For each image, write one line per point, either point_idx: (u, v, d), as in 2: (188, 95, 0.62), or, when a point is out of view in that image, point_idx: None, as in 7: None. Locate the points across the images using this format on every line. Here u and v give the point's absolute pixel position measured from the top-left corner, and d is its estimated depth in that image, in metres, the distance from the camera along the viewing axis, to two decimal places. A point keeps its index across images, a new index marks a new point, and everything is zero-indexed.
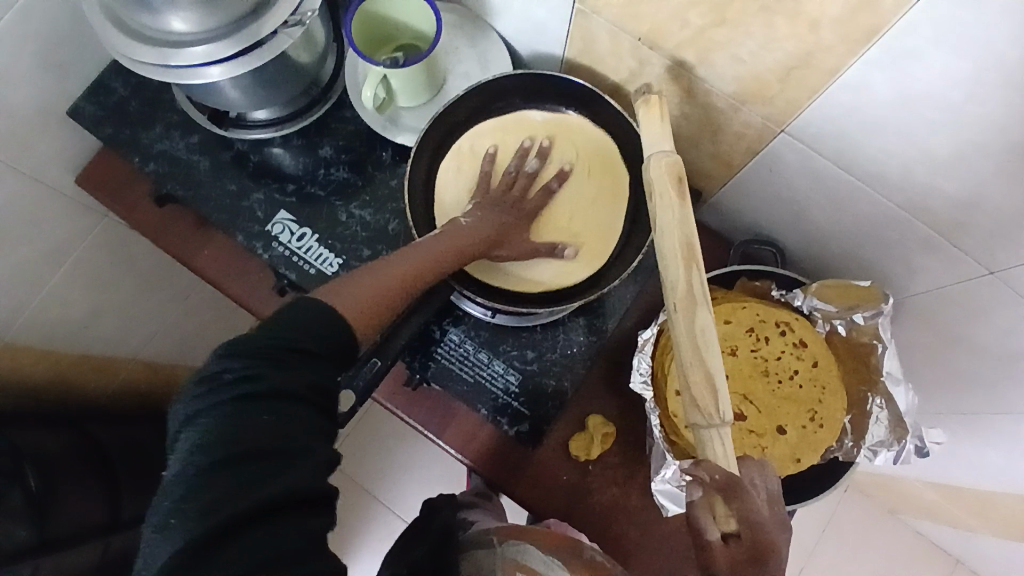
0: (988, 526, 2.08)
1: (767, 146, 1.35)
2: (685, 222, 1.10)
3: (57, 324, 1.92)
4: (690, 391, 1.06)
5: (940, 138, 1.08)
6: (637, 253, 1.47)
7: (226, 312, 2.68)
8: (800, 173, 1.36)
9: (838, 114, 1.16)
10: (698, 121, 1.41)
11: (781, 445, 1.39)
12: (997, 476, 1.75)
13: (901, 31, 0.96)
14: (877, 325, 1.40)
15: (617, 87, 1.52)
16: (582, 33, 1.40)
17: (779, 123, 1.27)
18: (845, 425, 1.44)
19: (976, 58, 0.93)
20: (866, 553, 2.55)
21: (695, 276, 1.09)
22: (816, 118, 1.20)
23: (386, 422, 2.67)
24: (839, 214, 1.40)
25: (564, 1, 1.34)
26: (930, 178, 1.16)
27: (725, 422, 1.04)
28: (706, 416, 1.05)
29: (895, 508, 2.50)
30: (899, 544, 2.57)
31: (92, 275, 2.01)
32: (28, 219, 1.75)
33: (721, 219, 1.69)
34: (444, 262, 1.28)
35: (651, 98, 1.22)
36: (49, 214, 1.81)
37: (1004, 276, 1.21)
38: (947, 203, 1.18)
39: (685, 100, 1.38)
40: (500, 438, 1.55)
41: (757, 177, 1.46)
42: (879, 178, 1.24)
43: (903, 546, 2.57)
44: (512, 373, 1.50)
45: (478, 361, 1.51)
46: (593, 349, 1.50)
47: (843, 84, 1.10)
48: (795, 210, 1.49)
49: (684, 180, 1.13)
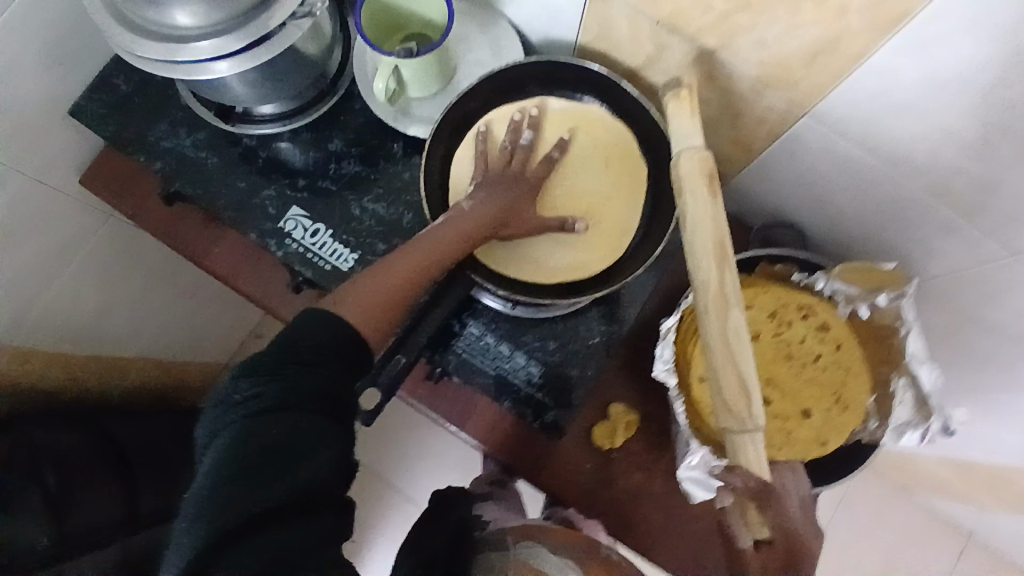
0: (1004, 503, 2.09)
1: (788, 130, 1.33)
2: (716, 217, 1.09)
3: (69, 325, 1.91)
4: (722, 396, 1.05)
5: (969, 121, 1.07)
6: (656, 242, 1.46)
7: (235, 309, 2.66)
8: (822, 156, 1.34)
9: (863, 96, 1.14)
10: (717, 105, 1.39)
11: (805, 429, 1.39)
12: (1016, 453, 1.76)
13: (932, 11, 0.94)
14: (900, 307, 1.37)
15: (633, 72, 1.49)
16: (598, 18, 1.38)
17: (802, 106, 1.25)
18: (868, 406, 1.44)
19: (1013, 37, 0.91)
20: (880, 530, 2.57)
21: (727, 275, 1.07)
22: (841, 100, 1.18)
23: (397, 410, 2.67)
24: (861, 197, 1.39)
25: None
26: (957, 160, 1.14)
27: (759, 428, 1.04)
28: (739, 421, 1.06)
29: (909, 485, 2.52)
30: (912, 521, 2.58)
31: (101, 275, 2.00)
32: (35, 221, 1.73)
33: (738, 204, 1.67)
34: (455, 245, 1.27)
35: (680, 90, 1.24)
36: (55, 216, 1.79)
37: None
38: (973, 185, 1.16)
39: (704, 84, 1.36)
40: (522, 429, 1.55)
41: (777, 161, 1.45)
42: (902, 159, 1.22)
43: (917, 523, 2.58)
44: (534, 363, 1.49)
45: (500, 353, 1.50)
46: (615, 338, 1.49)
47: (870, 67, 1.08)
48: (816, 193, 1.47)
49: (714, 175, 1.12)
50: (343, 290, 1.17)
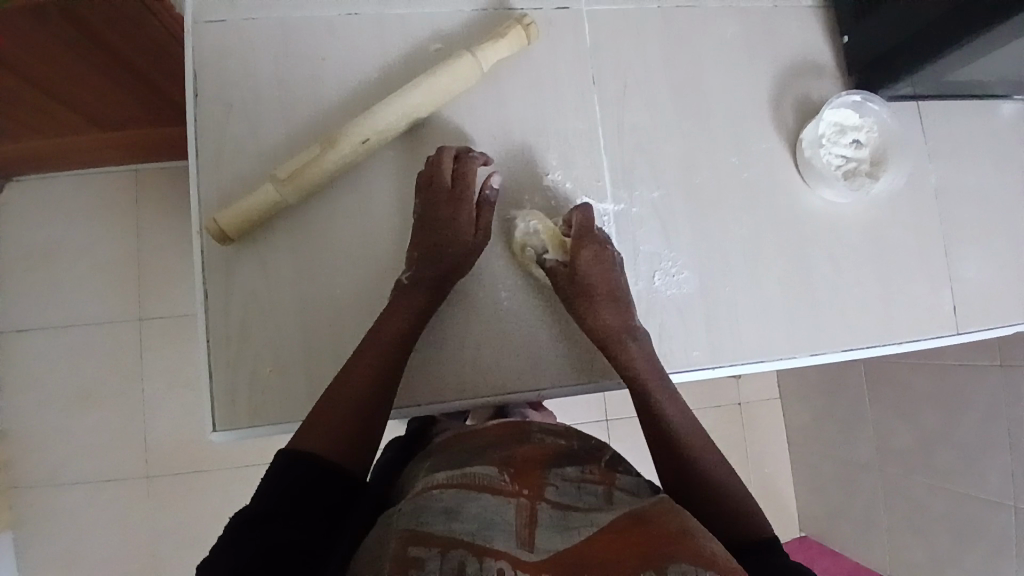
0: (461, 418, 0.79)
1: (350, 98, 0.62)
2: (491, 124, 0.65)
3: (157, 443, 1.08)
4: (376, 125, 0.59)
5: (374, 286, 0.61)
6: (361, 379, 0.54)
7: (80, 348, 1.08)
8: (270, 389, 0.59)
9: (312, 157, 0.58)
10: (328, 111, 0.62)
11: (267, 204, 0.58)
12: None
13: (334, 302, 0.60)
14: (357, 123, 0.59)
15: (247, 384, 0.59)
16: (225, 392, 0.58)
17: (385, 234, 0.62)
18: (354, 122, 0.59)
19: (351, 306, 0.61)
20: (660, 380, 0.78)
21: (444, 79, 0.60)
22: (356, 125, 0.59)
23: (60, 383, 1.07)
24: (333, 134, 0.59)
25: (218, 429, 0.57)
26: (368, 258, 0.61)
27: (392, 98, 0.60)
28: (388, 104, 0.59)
29: None
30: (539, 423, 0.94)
31: (170, 370, 1.09)
32: (47, 493, 1.05)
33: (36, 367, 1.06)
34: (339, 524, 0.48)
35: (215, 218, 0.57)
36: (36, 470, 1.05)
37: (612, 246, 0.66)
38: (498, 256, 0.64)
39: (235, 372, 0.58)
40: (318, 109, 0.62)
41: (396, 207, 0.62)
42: (359, 294, 0.61)
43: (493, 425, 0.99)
44: (502, 524, 0.42)
45: (487, 512, 0.42)
46: (542, 483, 0.47)
47: (306, 162, 0.58)
48: (327, 278, 0.61)
49: (533, 28, 0.63)
50: (341, 374, 0.54)
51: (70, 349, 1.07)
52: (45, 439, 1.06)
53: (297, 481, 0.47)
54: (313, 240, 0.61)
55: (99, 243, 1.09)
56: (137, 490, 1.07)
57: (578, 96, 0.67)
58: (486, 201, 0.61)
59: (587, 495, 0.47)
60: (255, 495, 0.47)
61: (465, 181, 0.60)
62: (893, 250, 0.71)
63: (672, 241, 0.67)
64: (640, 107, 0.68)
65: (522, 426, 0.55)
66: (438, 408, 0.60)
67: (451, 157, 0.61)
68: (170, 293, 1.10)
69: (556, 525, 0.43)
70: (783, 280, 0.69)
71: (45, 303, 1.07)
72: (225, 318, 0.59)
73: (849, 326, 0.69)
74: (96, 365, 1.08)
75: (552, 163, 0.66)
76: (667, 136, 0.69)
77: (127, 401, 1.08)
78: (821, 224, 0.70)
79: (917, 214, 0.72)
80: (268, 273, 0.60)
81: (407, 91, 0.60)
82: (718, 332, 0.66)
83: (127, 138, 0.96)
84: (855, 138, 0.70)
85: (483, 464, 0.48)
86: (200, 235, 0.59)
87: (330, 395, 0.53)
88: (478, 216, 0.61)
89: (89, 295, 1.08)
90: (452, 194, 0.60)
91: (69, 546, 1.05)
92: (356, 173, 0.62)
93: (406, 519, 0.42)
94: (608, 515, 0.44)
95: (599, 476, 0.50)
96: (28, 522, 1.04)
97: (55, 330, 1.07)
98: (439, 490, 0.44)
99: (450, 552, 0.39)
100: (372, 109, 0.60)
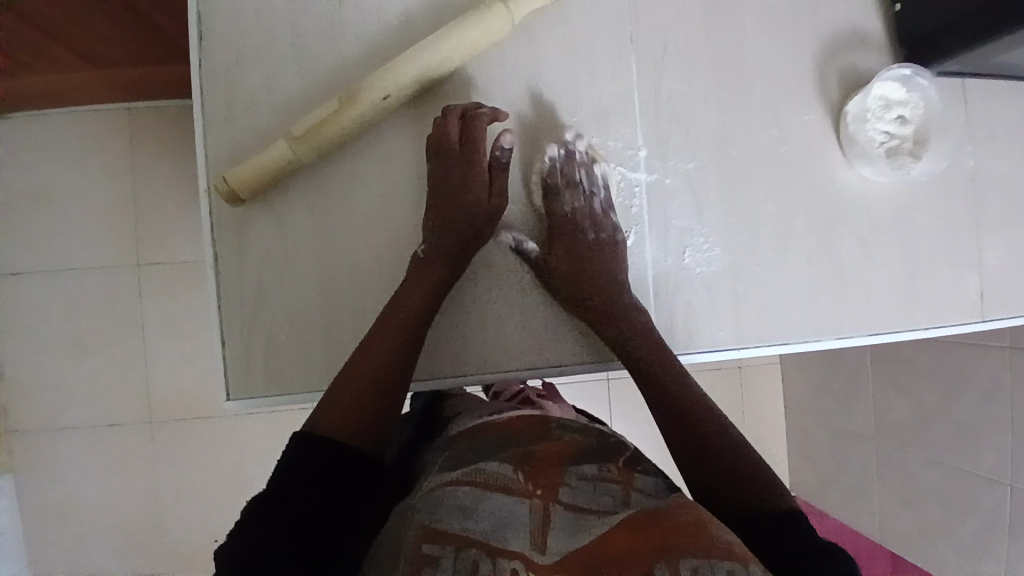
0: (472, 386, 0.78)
1: (369, 49, 0.57)
2: (520, 83, 0.61)
3: (157, 395, 1.07)
4: (397, 80, 0.54)
5: (393, 254, 0.58)
6: (379, 352, 0.52)
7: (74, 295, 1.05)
8: (284, 357, 0.57)
9: (329, 113, 0.54)
10: (345, 63, 0.57)
11: (279, 163, 0.54)
12: None
13: (350, 268, 0.58)
14: (378, 77, 0.54)
15: (258, 350, 0.56)
16: (238, 359, 0.56)
17: (405, 199, 0.59)
18: (373, 76, 0.55)
19: (369, 274, 0.58)
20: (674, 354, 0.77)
21: (473, 32, 0.56)
22: (377, 79, 0.54)
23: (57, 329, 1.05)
24: (352, 89, 0.54)
25: (232, 395, 0.56)
26: (386, 225, 0.58)
27: (415, 50, 0.55)
28: (411, 56, 0.55)
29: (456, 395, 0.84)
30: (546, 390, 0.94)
31: (170, 322, 1.06)
32: (47, 438, 1.05)
33: (32, 312, 1.04)
34: (355, 511, 0.47)
35: (224, 177, 0.54)
36: (35, 415, 1.04)
37: (640, 220, 0.63)
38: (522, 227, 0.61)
39: (247, 338, 0.56)
40: (335, 60, 0.57)
41: (418, 170, 0.59)
42: (378, 262, 0.58)
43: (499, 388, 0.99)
44: (516, 525, 0.41)
45: (501, 512, 0.41)
46: (556, 481, 0.44)
47: (324, 119, 0.54)
48: (344, 243, 0.58)
49: None
50: (357, 352, 0.52)
51: (67, 297, 1.05)
52: (43, 385, 1.04)
53: (321, 462, 0.45)
54: (329, 203, 0.57)
55: (93, 187, 1.04)
56: (137, 438, 1.06)
57: (612, 54, 0.63)
58: (499, 164, 0.58)
59: (604, 495, 0.44)
60: (279, 473, 0.45)
61: (473, 140, 0.56)
62: (927, 232, 0.69)
63: (703, 215, 0.64)
64: (676, 70, 0.64)
65: (543, 421, 0.54)
66: (455, 382, 0.59)
67: (457, 117, 0.57)
68: (169, 241, 1.06)
69: (570, 528, 0.41)
70: (812, 260, 0.66)
71: (40, 247, 1.04)
72: (236, 281, 0.56)
73: (874, 307, 0.67)
74: (92, 313, 1.05)
75: (582, 127, 0.62)
76: (703, 104, 0.65)
77: (126, 351, 1.06)
78: (856, 202, 0.67)
79: (955, 197, 0.70)
80: (282, 236, 0.57)
81: (432, 43, 0.55)
82: (743, 312, 0.64)
83: (122, 78, 0.90)
84: (901, 113, 0.66)
85: (497, 460, 0.46)
86: (208, 194, 0.56)
87: (347, 370, 0.51)
88: (492, 180, 0.58)
89: (85, 241, 1.05)
90: (462, 158, 0.56)
91: (71, 490, 1.06)
92: (375, 132, 0.58)
93: (422, 514, 0.42)
94: (622, 516, 0.42)
95: (619, 474, 0.47)
96: (28, 466, 1.04)
97: (49, 274, 1.04)
98: (453, 487, 0.43)
99: (464, 552, 0.38)
100: (393, 62, 0.55)
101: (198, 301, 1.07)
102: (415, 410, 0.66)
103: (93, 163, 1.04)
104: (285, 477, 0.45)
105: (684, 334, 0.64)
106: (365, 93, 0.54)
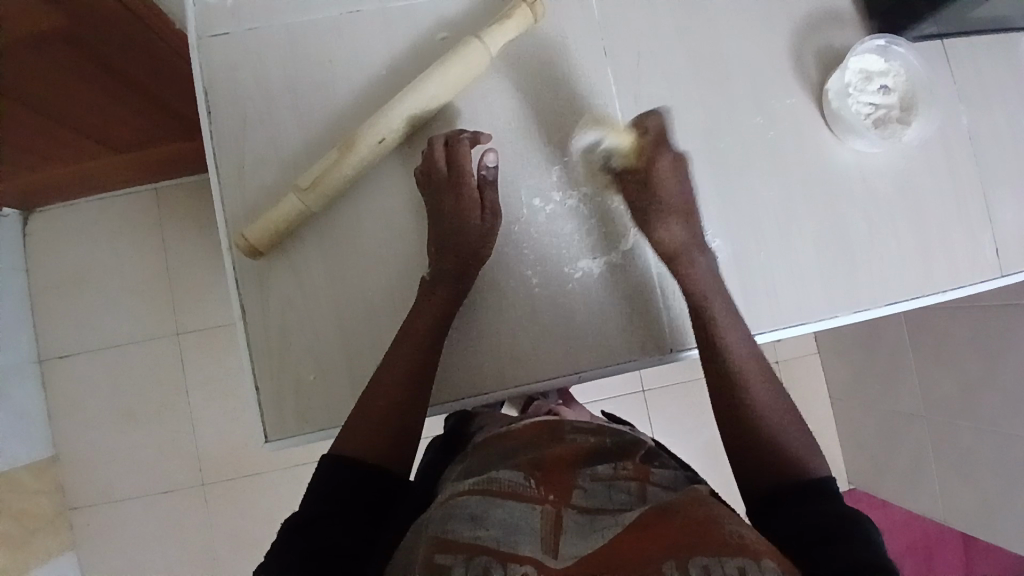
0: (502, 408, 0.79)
1: (362, 99, 0.61)
2: (506, 109, 0.64)
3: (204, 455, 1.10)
4: (391, 123, 0.58)
5: (405, 285, 0.61)
6: (401, 377, 0.54)
7: (119, 368, 1.10)
8: (315, 397, 0.59)
9: (331, 162, 0.58)
10: (341, 115, 0.61)
11: (288, 214, 0.58)
12: None
13: (366, 304, 0.61)
14: (372, 123, 0.58)
15: (292, 393, 0.59)
16: (273, 403, 0.59)
17: (410, 233, 0.62)
18: (368, 122, 0.58)
19: (384, 307, 0.61)
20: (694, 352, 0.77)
21: (456, 69, 0.59)
22: (371, 125, 0.58)
23: (105, 403, 1.09)
24: (349, 137, 0.58)
25: (270, 438, 0.59)
26: (395, 258, 0.61)
27: (403, 94, 0.59)
28: (400, 100, 0.59)
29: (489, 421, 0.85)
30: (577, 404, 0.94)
31: (209, 383, 1.11)
32: (106, 510, 1.09)
33: (83, 389, 1.09)
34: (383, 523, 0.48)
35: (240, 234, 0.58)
36: (93, 488, 1.08)
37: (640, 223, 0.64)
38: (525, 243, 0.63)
39: (279, 383, 0.59)
40: (332, 114, 0.61)
41: (417, 202, 0.62)
42: (391, 295, 0.61)
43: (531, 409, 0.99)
44: (529, 528, 0.41)
45: (512, 520, 0.41)
46: (568, 484, 0.46)
47: (327, 168, 0.57)
48: (359, 282, 0.61)
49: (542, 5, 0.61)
50: (374, 379, 0.54)
51: (112, 370, 1.10)
52: (98, 458, 1.09)
53: (348, 480, 0.48)
54: (341, 246, 0.61)
55: (127, 264, 1.10)
56: (190, 499, 1.10)
57: (590, 69, 0.66)
58: (486, 182, 0.60)
59: (618, 493, 0.45)
60: (309, 497, 0.47)
61: (462, 166, 0.59)
62: (929, 196, 0.69)
63: (701, 209, 0.66)
64: (655, 76, 0.66)
65: (554, 426, 0.55)
66: (479, 400, 0.61)
67: (441, 145, 0.60)
68: (203, 304, 1.12)
69: (583, 528, 0.41)
70: (816, 239, 0.67)
71: (85, 327, 1.10)
72: (264, 330, 0.60)
73: (886, 277, 0.67)
74: (137, 383, 1.10)
75: (570, 141, 0.65)
76: (687, 104, 0.67)
77: (171, 416, 1.10)
78: (852, 176, 0.68)
79: (952, 158, 0.70)
80: (300, 282, 0.60)
81: (419, 85, 0.59)
82: (753, 298, 0.65)
83: (143, 159, 0.96)
84: (883, 84, 0.67)
85: (510, 469, 0.47)
86: (230, 251, 0.60)
87: (370, 398, 0.53)
88: (480, 197, 0.60)
89: (124, 315, 1.10)
90: (449, 182, 0.59)
91: (131, 559, 1.09)
92: (376, 175, 0.62)
93: (435, 527, 0.42)
94: (635, 513, 0.42)
95: (634, 472, 0.48)
96: (90, 538, 1.08)
97: (94, 352, 1.10)
98: (466, 497, 0.44)
99: (475, 560, 0.38)
100: (385, 108, 0.59)
101: (234, 359, 1.11)
102: (445, 431, 0.67)
103: (125, 242, 1.11)
104: (315, 501, 0.47)
105: None
106: (362, 139, 0.58)
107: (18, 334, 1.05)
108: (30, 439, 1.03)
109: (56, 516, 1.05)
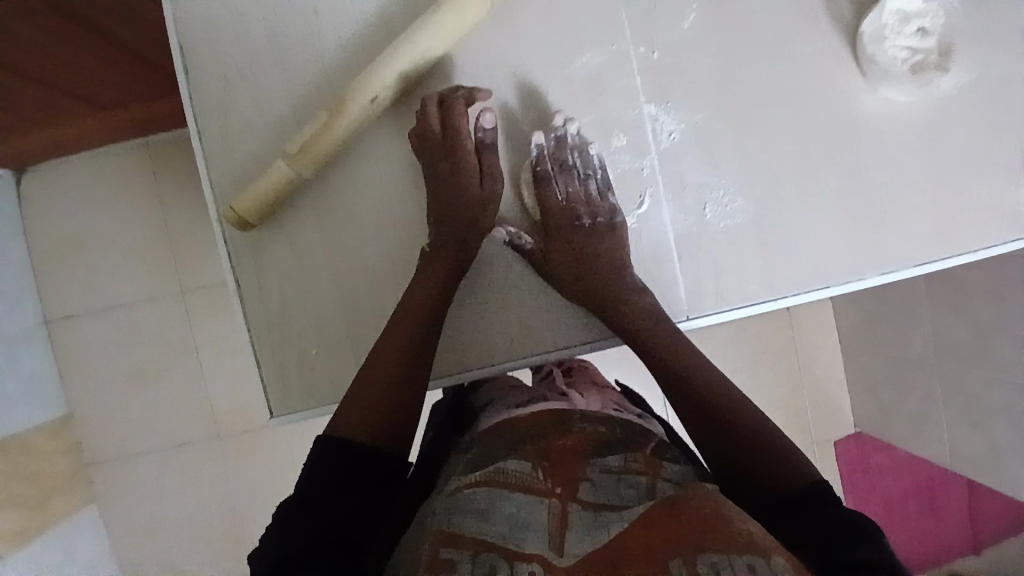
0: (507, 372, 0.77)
1: (351, 52, 0.56)
2: (508, 60, 0.59)
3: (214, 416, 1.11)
4: (382, 81, 0.53)
5: (404, 255, 0.58)
6: (402, 355, 0.52)
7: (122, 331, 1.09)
8: (317, 373, 0.58)
9: (320, 126, 0.53)
10: (329, 71, 0.56)
11: (276, 184, 0.54)
12: None
13: (364, 276, 0.58)
14: (361, 81, 0.53)
15: (294, 368, 0.57)
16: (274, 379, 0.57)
17: (408, 199, 0.58)
18: (357, 80, 0.53)
19: (383, 279, 0.58)
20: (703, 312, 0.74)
21: (451, 17, 0.53)
22: (361, 84, 0.53)
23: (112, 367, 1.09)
24: (339, 97, 0.53)
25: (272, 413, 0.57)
26: (392, 227, 0.58)
27: (393, 47, 0.54)
28: (391, 54, 0.53)
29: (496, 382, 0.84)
30: None
31: (213, 345, 1.10)
32: (122, 468, 1.10)
33: (90, 353, 1.09)
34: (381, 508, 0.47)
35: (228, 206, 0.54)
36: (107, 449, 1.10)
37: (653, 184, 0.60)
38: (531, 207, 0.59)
39: (278, 358, 0.57)
40: (319, 70, 0.56)
41: (414, 167, 0.58)
42: (391, 266, 0.58)
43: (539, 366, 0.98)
44: (535, 524, 0.40)
45: (518, 514, 0.40)
46: (576, 476, 0.44)
47: (316, 133, 0.53)
48: (357, 254, 0.58)
49: None
50: (372, 357, 0.52)
51: (116, 334, 1.09)
52: (110, 420, 1.10)
53: (347, 462, 0.46)
54: (336, 215, 0.57)
55: (122, 226, 1.07)
56: (203, 457, 1.11)
57: (601, 12, 0.60)
58: (484, 145, 0.57)
59: (628, 489, 0.43)
60: (306, 478, 0.46)
61: (461, 127, 0.55)
62: (964, 147, 0.64)
63: (719, 166, 0.61)
64: (671, 19, 0.60)
65: (563, 412, 0.53)
66: (485, 373, 0.59)
67: (438, 103, 0.55)
68: (203, 265, 1.09)
69: (590, 523, 0.40)
70: (840, 196, 0.63)
71: (86, 291, 1.08)
72: (260, 305, 0.57)
73: (913, 236, 0.63)
74: (143, 346, 1.09)
75: (577, 95, 0.60)
76: (705, 51, 0.61)
77: (179, 378, 1.10)
78: (882, 129, 0.63)
79: (992, 105, 0.64)
80: (295, 255, 0.57)
81: (411, 37, 0.53)
82: (772, 261, 0.62)
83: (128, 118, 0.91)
84: (922, 25, 0.61)
85: (517, 459, 0.45)
86: (219, 223, 0.57)
87: (372, 376, 0.51)
88: (481, 161, 0.56)
89: (124, 279, 1.08)
90: (445, 146, 0.55)
91: (150, 515, 1.11)
92: (370, 138, 0.57)
93: (439, 518, 0.41)
94: (644, 509, 0.41)
95: (644, 466, 0.46)
96: (109, 496, 1.11)
97: (97, 316, 1.08)
98: (471, 489, 0.42)
99: (481, 557, 0.37)
100: (375, 63, 0.54)
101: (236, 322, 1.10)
102: (451, 401, 0.66)
103: (117, 204, 1.07)
104: (313, 483, 0.45)
105: (715, 294, 0.61)
106: (352, 99, 0.53)
107: (19, 299, 1.03)
108: (41, 403, 1.04)
109: (74, 476, 1.07)
